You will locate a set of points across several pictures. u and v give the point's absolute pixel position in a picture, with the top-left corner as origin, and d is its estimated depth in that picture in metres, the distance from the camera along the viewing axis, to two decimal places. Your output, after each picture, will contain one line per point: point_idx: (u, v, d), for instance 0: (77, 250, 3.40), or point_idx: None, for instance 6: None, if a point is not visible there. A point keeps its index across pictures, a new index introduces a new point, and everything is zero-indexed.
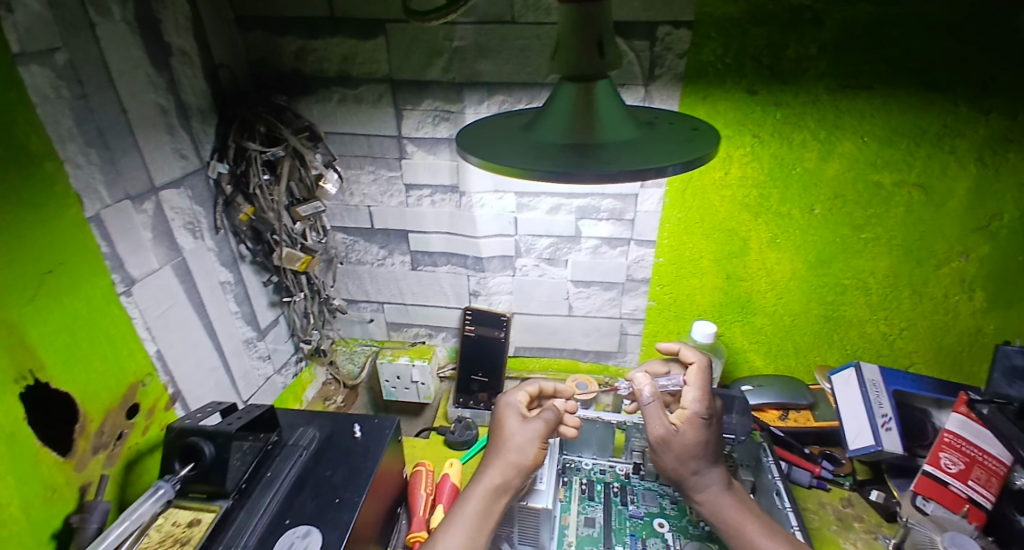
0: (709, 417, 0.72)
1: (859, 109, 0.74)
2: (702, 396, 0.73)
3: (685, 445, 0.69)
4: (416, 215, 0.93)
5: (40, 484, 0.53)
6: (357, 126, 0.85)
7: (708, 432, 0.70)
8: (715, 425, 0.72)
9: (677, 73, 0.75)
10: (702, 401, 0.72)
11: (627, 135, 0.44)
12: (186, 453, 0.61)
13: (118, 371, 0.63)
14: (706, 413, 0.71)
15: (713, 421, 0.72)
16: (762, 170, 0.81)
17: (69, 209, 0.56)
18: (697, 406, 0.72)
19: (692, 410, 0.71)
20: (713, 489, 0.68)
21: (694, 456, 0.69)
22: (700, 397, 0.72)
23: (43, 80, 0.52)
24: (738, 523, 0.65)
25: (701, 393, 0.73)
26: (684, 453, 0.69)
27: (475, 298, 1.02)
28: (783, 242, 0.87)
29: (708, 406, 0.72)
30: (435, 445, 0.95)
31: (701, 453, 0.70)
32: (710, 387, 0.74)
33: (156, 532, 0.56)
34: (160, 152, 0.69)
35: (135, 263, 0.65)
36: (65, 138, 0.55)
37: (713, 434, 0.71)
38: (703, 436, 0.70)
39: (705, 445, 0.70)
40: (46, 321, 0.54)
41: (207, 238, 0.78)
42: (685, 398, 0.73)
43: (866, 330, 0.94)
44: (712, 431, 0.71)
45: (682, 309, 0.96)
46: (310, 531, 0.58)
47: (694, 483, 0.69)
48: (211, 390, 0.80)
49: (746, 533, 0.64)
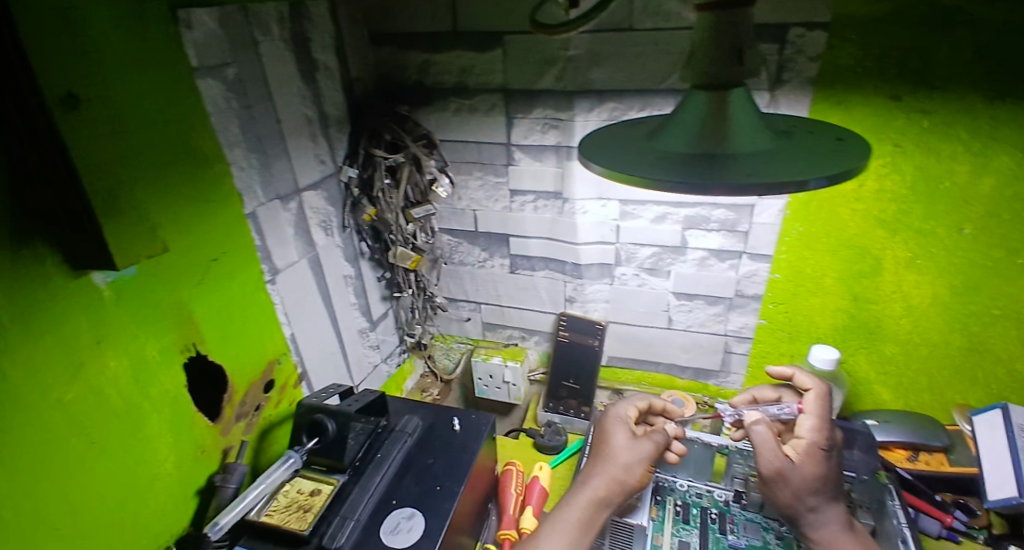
0: (829, 450, 0.66)
1: (1020, 118, 0.64)
2: (821, 426, 0.68)
3: (803, 478, 0.63)
4: (518, 220, 0.95)
5: (192, 442, 0.62)
6: (469, 134, 0.90)
7: (829, 466, 0.64)
8: (835, 460, 0.66)
9: (807, 78, 0.70)
10: (820, 432, 0.67)
11: (764, 147, 0.42)
12: (312, 428, 0.68)
13: (261, 349, 0.72)
14: (826, 445, 0.66)
15: (834, 454, 0.66)
16: (902, 183, 0.72)
17: (232, 205, 0.65)
18: (814, 436, 0.67)
19: (811, 441, 0.66)
20: (833, 529, 0.62)
21: (813, 491, 0.63)
22: (819, 428, 0.68)
23: (216, 92, 0.61)
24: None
25: (819, 423, 0.68)
26: (802, 488, 0.63)
27: (571, 304, 1.03)
28: (924, 264, 0.77)
29: (828, 438, 0.67)
30: (524, 447, 0.96)
31: (819, 489, 0.64)
32: (830, 416, 0.70)
33: (283, 497, 0.62)
34: (305, 158, 0.77)
35: (279, 256, 0.74)
36: (232, 143, 0.64)
37: (834, 469, 0.65)
38: (824, 469, 0.64)
39: (825, 481, 0.63)
40: (209, 301, 0.63)
41: (336, 235, 0.86)
42: (802, 427, 0.68)
43: (1017, 369, 0.80)
44: (834, 466, 0.65)
45: (797, 331, 0.89)
46: (414, 514, 0.62)
47: (811, 521, 0.63)
48: (330, 372, 0.88)
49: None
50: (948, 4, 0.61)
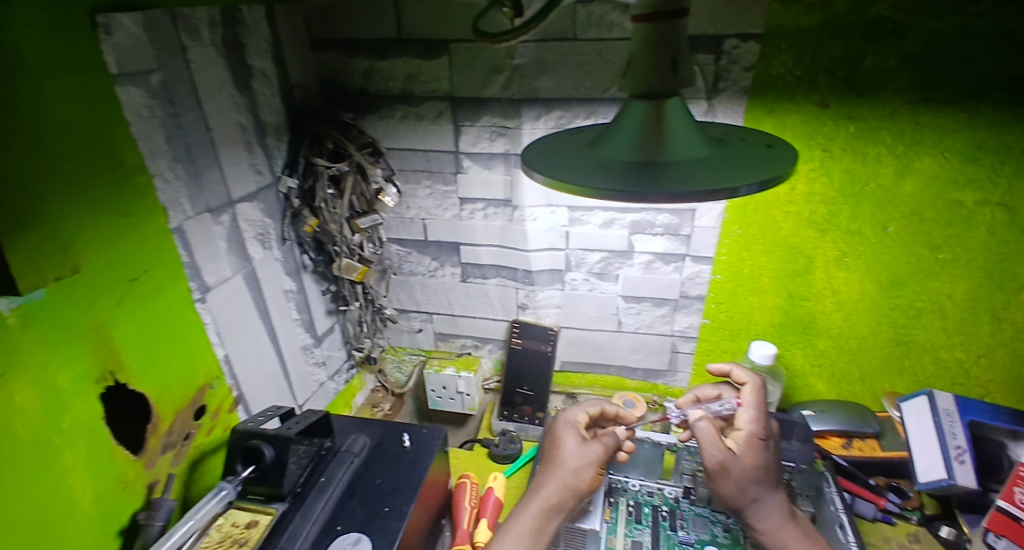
0: (766, 440, 0.69)
1: (940, 124, 0.70)
2: (758, 416, 0.70)
3: (744, 470, 0.66)
4: (468, 228, 0.94)
5: (113, 478, 0.57)
6: (417, 142, 0.88)
7: (767, 455, 0.67)
8: (772, 449, 0.69)
9: (742, 87, 0.74)
10: (758, 423, 0.70)
11: (699, 153, 0.44)
12: (248, 456, 0.64)
13: (190, 373, 0.67)
14: (764, 435, 0.69)
15: (770, 443, 0.69)
16: (831, 186, 0.77)
17: (156, 220, 0.60)
18: (753, 427, 0.69)
19: (749, 432, 0.69)
20: (774, 518, 0.64)
21: (755, 481, 0.65)
22: (756, 419, 0.70)
23: (139, 100, 0.57)
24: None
25: (757, 415, 0.70)
26: (744, 479, 0.65)
27: (523, 311, 1.02)
28: (852, 261, 0.83)
29: (765, 428, 0.70)
30: (478, 457, 0.95)
31: (760, 479, 0.66)
32: (766, 408, 0.72)
33: (216, 532, 0.58)
34: (239, 168, 0.73)
35: (210, 271, 0.69)
36: (157, 153, 0.59)
37: (771, 458, 0.68)
38: (762, 459, 0.67)
39: (765, 470, 0.66)
40: (129, 324, 0.58)
41: (275, 248, 0.82)
42: (740, 419, 0.71)
43: (940, 357, 0.88)
44: (770, 455, 0.68)
45: (739, 328, 0.93)
46: (360, 539, 0.58)
47: (754, 512, 0.65)
48: (271, 393, 0.83)
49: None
50: (878, 14, 0.66)
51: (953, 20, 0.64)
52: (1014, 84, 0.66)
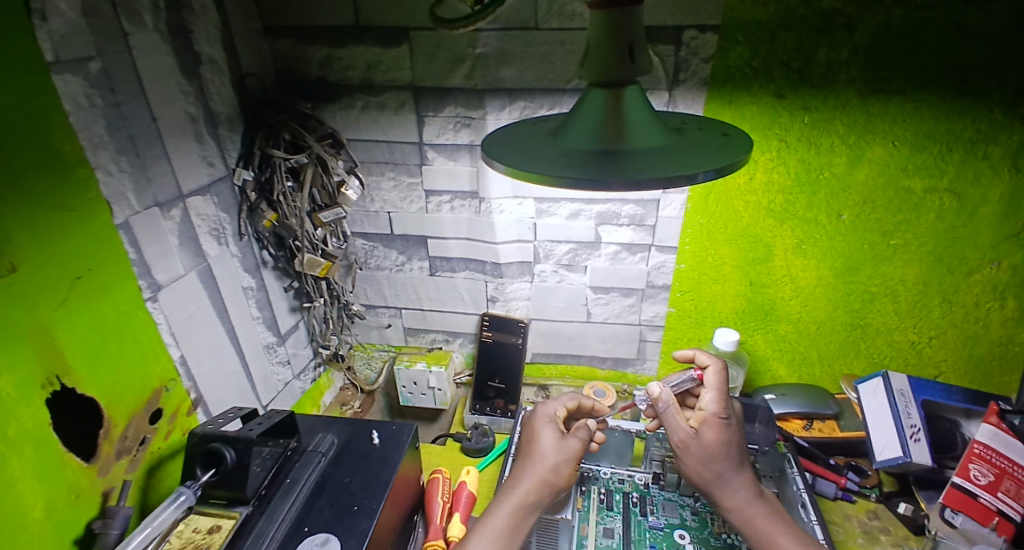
0: (728, 418, 0.70)
1: (890, 113, 0.73)
2: (719, 395, 0.71)
3: (706, 448, 0.67)
4: (435, 221, 0.93)
5: (64, 487, 0.54)
6: (379, 133, 0.86)
7: (729, 432, 0.68)
8: (735, 427, 0.70)
9: (702, 78, 0.75)
10: (719, 402, 0.70)
11: (658, 142, 0.44)
12: (208, 459, 0.61)
13: (143, 375, 0.64)
14: (725, 412, 0.69)
15: (732, 421, 0.69)
16: (788, 175, 0.79)
17: (100, 215, 0.57)
18: (715, 407, 0.70)
19: (710, 410, 0.70)
20: (741, 495, 0.65)
21: (717, 459, 0.66)
22: (717, 398, 0.70)
23: (77, 89, 0.53)
24: (769, 532, 0.62)
25: (718, 395, 0.71)
26: (706, 456, 0.67)
27: (493, 304, 1.02)
28: (809, 249, 0.85)
29: (726, 407, 0.70)
30: (451, 452, 0.94)
31: (725, 457, 0.67)
32: (728, 388, 0.72)
33: (176, 539, 0.56)
34: (189, 160, 0.70)
35: (161, 269, 0.66)
36: (98, 145, 0.56)
37: (734, 435, 0.68)
38: (724, 436, 0.68)
39: (727, 448, 0.67)
40: (75, 325, 0.54)
41: (231, 244, 0.79)
42: (702, 400, 0.71)
43: (894, 339, 0.92)
44: (734, 432, 0.69)
45: (704, 316, 0.95)
46: (328, 539, 0.57)
47: (721, 490, 0.66)
48: (232, 394, 0.81)
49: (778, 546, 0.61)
50: (829, 7, 0.67)
51: (901, 11, 0.66)
52: (956, 76, 0.69)
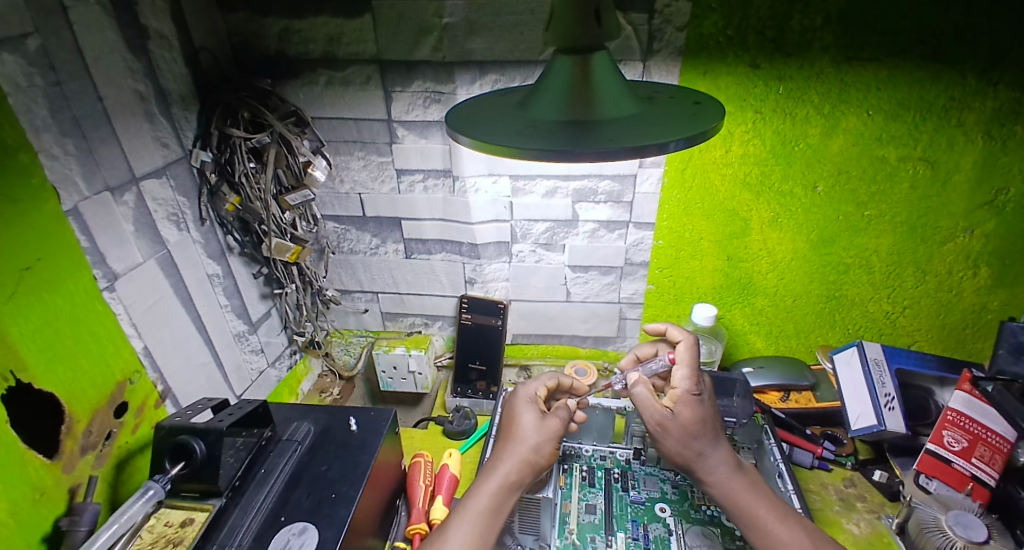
0: (701, 394, 0.69)
1: (865, 82, 0.72)
2: (691, 372, 0.71)
3: (683, 427, 0.66)
4: (409, 202, 0.90)
5: (27, 486, 0.51)
6: (345, 110, 0.82)
7: (703, 408, 0.68)
8: (709, 402, 0.69)
9: (676, 48, 0.73)
10: (692, 379, 0.70)
11: (628, 111, 0.42)
12: (176, 452, 0.58)
13: (105, 369, 0.61)
14: (697, 388, 0.69)
15: (705, 397, 0.69)
16: (764, 147, 0.78)
17: (46, 203, 0.53)
18: (687, 385, 0.69)
19: (682, 387, 0.69)
20: (723, 471, 0.65)
21: (695, 436, 0.66)
22: (689, 375, 0.70)
23: (15, 69, 0.49)
24: (748, 505, 0.63)
25: (691, 372, 0.70)
26: (685, 435, 0.65)
27: (471, 286, 1.00)
28: (785, 222, 0.85)
29: (699, 383, 0.70)
30: (433, 436, 0.94)
31: (702, 433, 0.66)
32: (699, 363, 0.72)
33: (148, 534, 0.54)
34: (140, 141, 0.66)
35: (117, 257, 0.63)
36: (40, 128, 0.52)
37: (709, 411, 0.68)
38: (700, 413, 0.67)
39: (703, 424, 0.67)
40: (27, 319, 0.51)
41: (193, 230, 0.76)
42: (676, 377, 0.71)
43: (869, 310, 0.93)
44: (708, 407, 0.69)
45: (682, 292, 0.95)
46: (306, 527, 0.56)
47: (702, 466, 0.65)
48: (202, 385, 0.78)
49: (758, 518, 0.61)
50: None
51: None
52: (929, 42, 0.69)
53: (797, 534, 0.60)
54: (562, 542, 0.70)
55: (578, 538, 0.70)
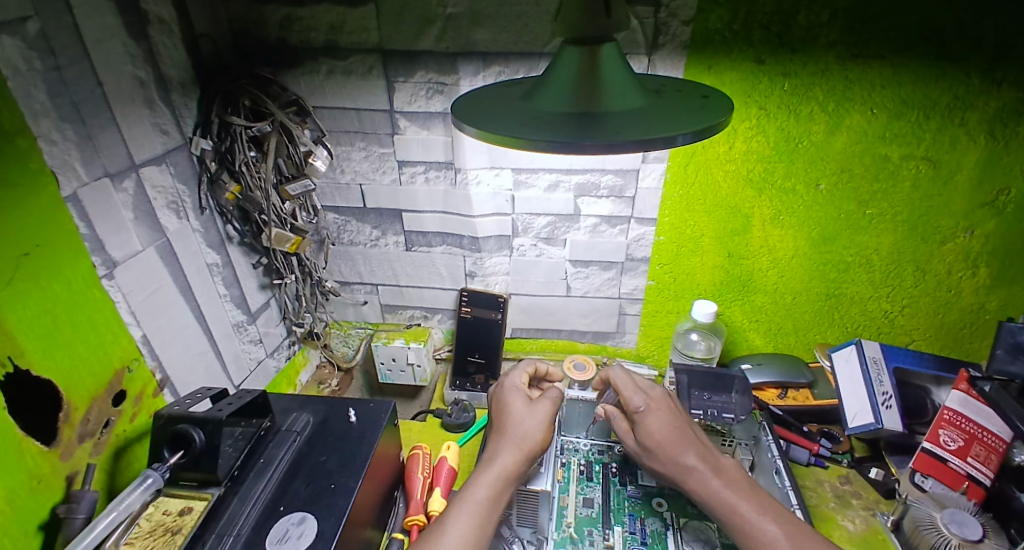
0: (647, 409, 0.70)
1: (869, 79, 0.72)
2: (630, 390, 0.73)
3: (648, 448, 0.68)
4: (410, 194, 0.90)
5: (26, 474, 0.51)
6: (346, 100, 0.82)
7: (653, 420, 0.68)
8: (659, 414, 0.69)
9: (681, 42, 0.72)
10: (632, 401, 0.71)
11: (635, 104, 0.42)
12: (175, 441, 0.58)
13: (103, 356, 0.61)
14: (640, 403, 0.71)
15: (652, 410, 0.70)
16: (768, 144, 0.78)
17: (45, 188, 0.53)
18: (631, 409, 0.71)
19: (627, 407, 0.72)
20: (701, 474, 0.63)
21: (660, 451, 0.67)
22: (627, 401, 0.72)
23: (14, 53, 0.49)
24: (727, 502, 0.61)
25: (627, 395, 0.72)
26: (652, 454, 0.67)
27: (471, 279, 1.00)
28: (787, 219, 0.85)
29: (638, 401, 0.71)
30: (432, 428, 0.94)
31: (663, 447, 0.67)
32: (633, 383, 0.73)
33: (146, 522, 0.54)
34: (140, 128, 0.65)
35: (115, 245, 0.62)
36: (39, 113, 0.52)
37: (658, 420, 0.68)
38: (649, 428, 0.68)
39: (662, 438, 0.67)
40: (26, 305, 0.51)
41: (192, 218, 0.75)
42: (623, 402, 0.73)
43: (868, 308, 0.93)
44: (660, 416, 0.69)
45: (682, 289, 0.95)
46: (305, 517, 0.56)
47: (679, 472, 0.65)
48: (201, 375, 0.78)
49: (739, 516, 0.60)
50: None
51: None
52: (933, 40, 0.68)
53: (773, 528, 0.58)
54: (559, 535, 0.71)
55: (575, 531, 0.71)
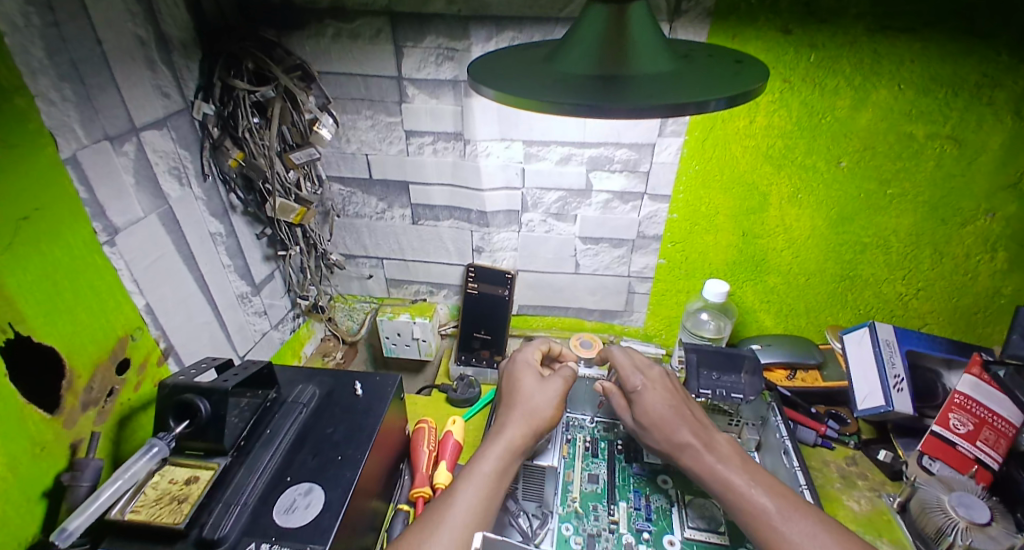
0: (641, 388, 0.70)
1: (898, 53, 0.69)
2: (628, 370, 0.72)
3: (645, 424, 0.68)
4: (417, 165, 0.87)
5: (28, 440, 0.51)
6: (353, 65, 0.79)
7: (649, 398, 0.68)
8: (654, 393, 0.69)
9: (705, 9, 0.69)
10: (628, 380, 0.71)
11: (664, 67, 0.39)
12: (180, 410, 0.58)
13: (106, 324, 0.60)
14: (636, 382, 0.70)
15: (646, 389, 0.69)
16: (790, 119, 0.75)
17: (44, 149, 0.51)
18: (627, 387, 0.71)
19: (624, 385, 0.71)
20: (696, 449, 0.63)
21: (657, 427, 0.66)
22: (624, 379, 0.72)
23: (10, 6, 0.46)
24: (722, 476, 0.60)
25: (624, 375, 0.72)
26: (650, 429, 0.67)
27: (478, 255, 0.99)
28: (805, 198, 0.83)
29: (633, 380, 0.71)
30: (437, 402, 0.94)
31: (659, 423, 0.66)
32: (631, 364, 0.73)
33: (152, 490, 0.54)
34: (141, 90, 0.63)
35: (117, 210, 0.60)
36: (37, 71, 0.50)
37: (654, 398, 0.68)
38: (645, 406, 0.68)
39: (658, 416, 0.66)
40: (26, 270, 0.50)
41: (194, 186, 0.73)
42: (621, 382, 0.73)
43: (882, 291, 0.91)
44: (657, 394, 0.69)
45: (694, 268, 0.93)
46: (312, 488, 0.56)
47: (676, 447, 0.64)
48: (205, 344, 0.77)
49: (735, 489, 0.59)
50: None
51: None
52: (968, 14, 0.65)
53: (766, 503, 0.57)
54: (564, 509, 0.71)
55: (580, 506, 0.71)
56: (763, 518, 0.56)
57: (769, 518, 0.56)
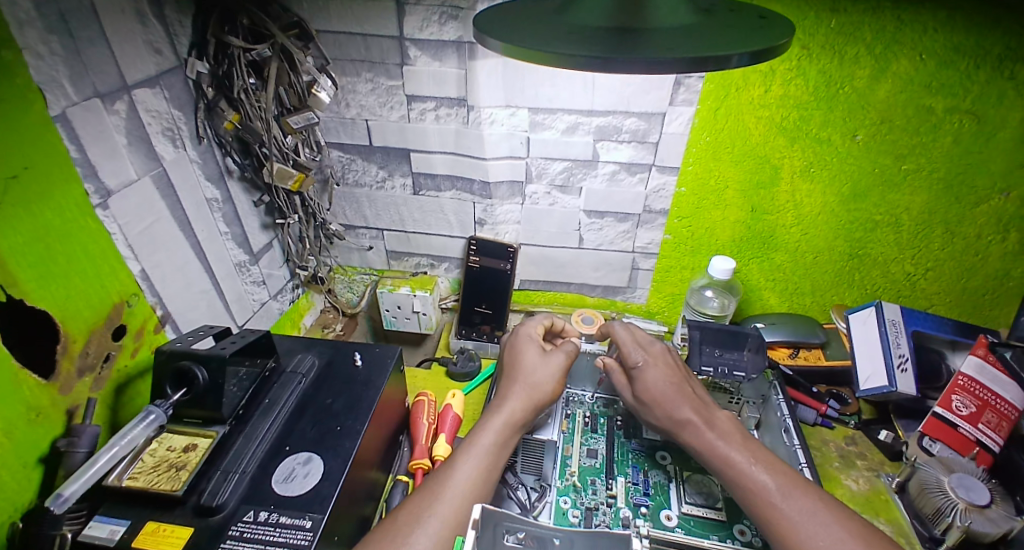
0: (642, 364, 0.70)
1: (922, 21, 0.66)
2: (629, 346, 0.72)
3: (645, 400, 0.67)
4: (419, 132, 0.85)
5: (23, 405, 0.50)
6: (353, 24, 0.75)
7: (651, 374, 0.68)
8: (655, 369, 0.69)
9: None
10: (629, 355, 0.71)
11: (686, 22, 0.37)
12: (178, 378, 0.57)
13: (101, 289, 0.58)
14: (637, 358, 0.70)
15: (647, 364, 0.69)
16: (806, 89, 0.72)
17: (32, 105, 0.49)
18: (627, 362, 0.71)
19: (625, 361, 0.71)
20: (696, 426, 0.63)
21: (657, 402, 0.66)
22: (625, 355, 0.72)
23: None
24: (721, 453, 0.60)
25: (625, 350, 0.72)
26: (650, 405, 0.67)
27: (480, 227, 0.97)
28: (817, 172, 0.80)
29: (634, 355, 0.71)
30: (436, 376, 0.93)
31: (660, 399, 0.66)
32: (632, 340, 0.73)
33: (150, 457, 0.54)
34: (132, 45, 0.60)
35: (109, 172, 0.58)
36: (23, 21, 0.47)
37: (655, 375, 0.68)
38: (646, 382, 0.68)
39: (659, 392, 0.66)
40: (16, 231, 0.48)
41: (189, 148, 0.71)
42: (622, 358, 0.72)
43: (890, 270, 0.90)
44: (658, 370, 0.68)
45: (700, 244, 0.92)
46: (311, 458, 0.56)
47: (676, 423, 0.64)
48: (203, 312, 0.76)
49: (734, 466, 0.59)
50: None
51: None
52: None
53: (765, 480, 0.57)
54: (562, 483, 0.70)
55: (579, 480, 0.71)
56: (761, 494, 0.56)
57: (768, 495, 0.55)
